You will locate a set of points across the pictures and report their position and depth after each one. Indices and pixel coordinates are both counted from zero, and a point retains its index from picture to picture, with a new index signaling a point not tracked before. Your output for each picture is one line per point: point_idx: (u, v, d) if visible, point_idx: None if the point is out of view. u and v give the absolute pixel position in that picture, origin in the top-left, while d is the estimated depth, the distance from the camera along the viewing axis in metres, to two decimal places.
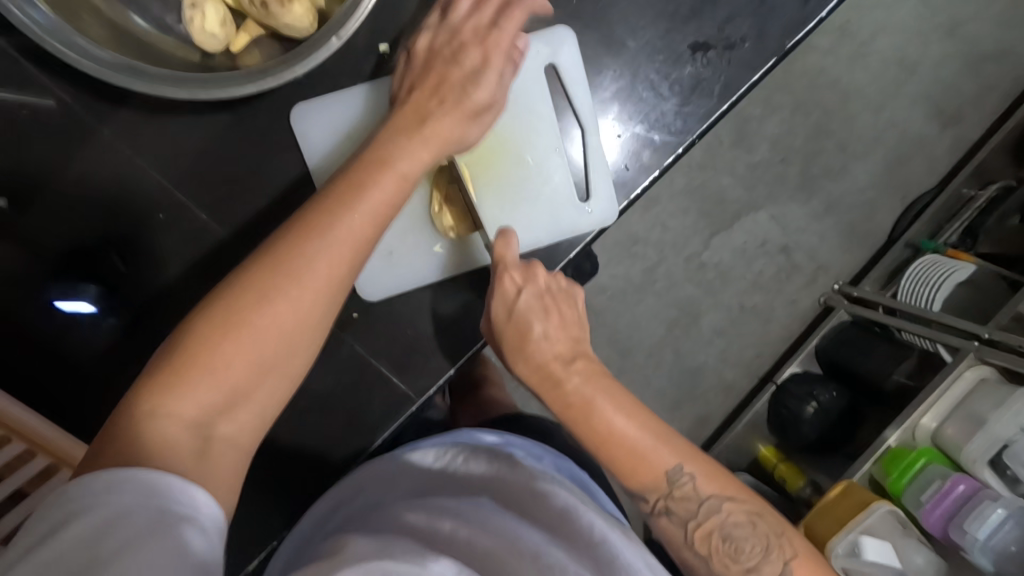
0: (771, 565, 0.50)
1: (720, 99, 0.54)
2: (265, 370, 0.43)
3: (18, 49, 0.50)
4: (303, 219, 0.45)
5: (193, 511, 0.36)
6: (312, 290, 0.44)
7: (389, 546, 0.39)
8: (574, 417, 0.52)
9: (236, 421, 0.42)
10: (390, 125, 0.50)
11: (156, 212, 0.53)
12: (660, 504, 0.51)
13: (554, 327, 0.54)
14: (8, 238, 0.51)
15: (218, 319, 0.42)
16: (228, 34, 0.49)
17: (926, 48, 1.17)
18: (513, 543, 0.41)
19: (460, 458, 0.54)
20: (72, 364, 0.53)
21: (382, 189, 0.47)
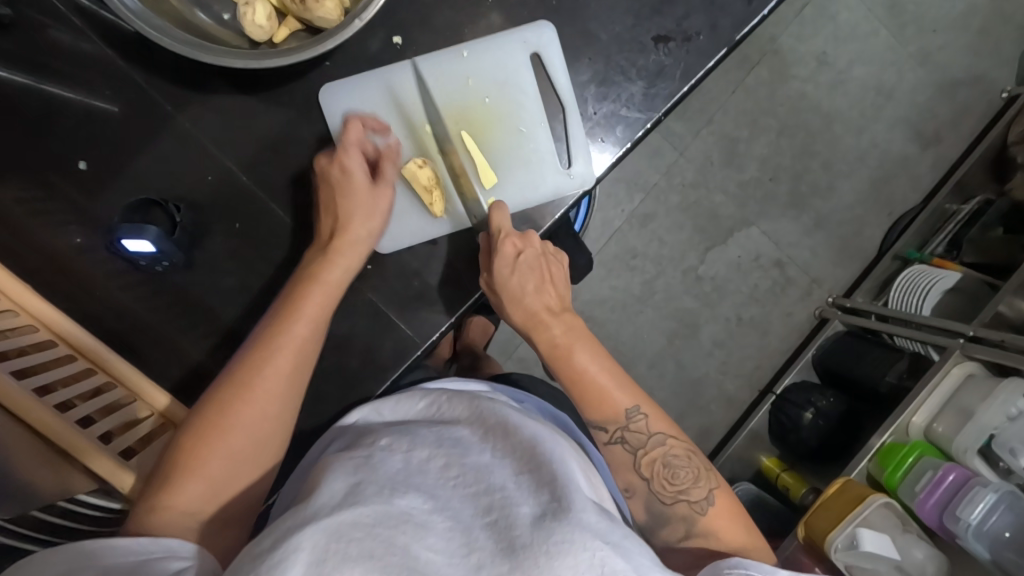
0: (698, 489, 0.55)
1: (681, 82, 0.61)
2: (242, 458, 0.52)
3: (99, 35, 0.58)
4: (257, 340, 0.54)
5: (169, 552, 0.45)
6: (270, 385, 0.53)
7: (362, 472, 0.43)
8: (557, 359, 0.58)
9: (222, 502, 0.51)
10: (308, 257, 0.58)
11: (207, 174, 0.60)
12: (616, 433, 0.57)
13: (545, 286, 0.60)
14: (83, 193, 0.59)
15: (194, 437, 0.50)
16: (273, 26, 0.55)
17: (901, 76, 1.25)
18: (483, 476, 0.45)
19: (443, 396, 0.57)
20: (125, 306, 0.59)
21: (318, 299, 0.56)
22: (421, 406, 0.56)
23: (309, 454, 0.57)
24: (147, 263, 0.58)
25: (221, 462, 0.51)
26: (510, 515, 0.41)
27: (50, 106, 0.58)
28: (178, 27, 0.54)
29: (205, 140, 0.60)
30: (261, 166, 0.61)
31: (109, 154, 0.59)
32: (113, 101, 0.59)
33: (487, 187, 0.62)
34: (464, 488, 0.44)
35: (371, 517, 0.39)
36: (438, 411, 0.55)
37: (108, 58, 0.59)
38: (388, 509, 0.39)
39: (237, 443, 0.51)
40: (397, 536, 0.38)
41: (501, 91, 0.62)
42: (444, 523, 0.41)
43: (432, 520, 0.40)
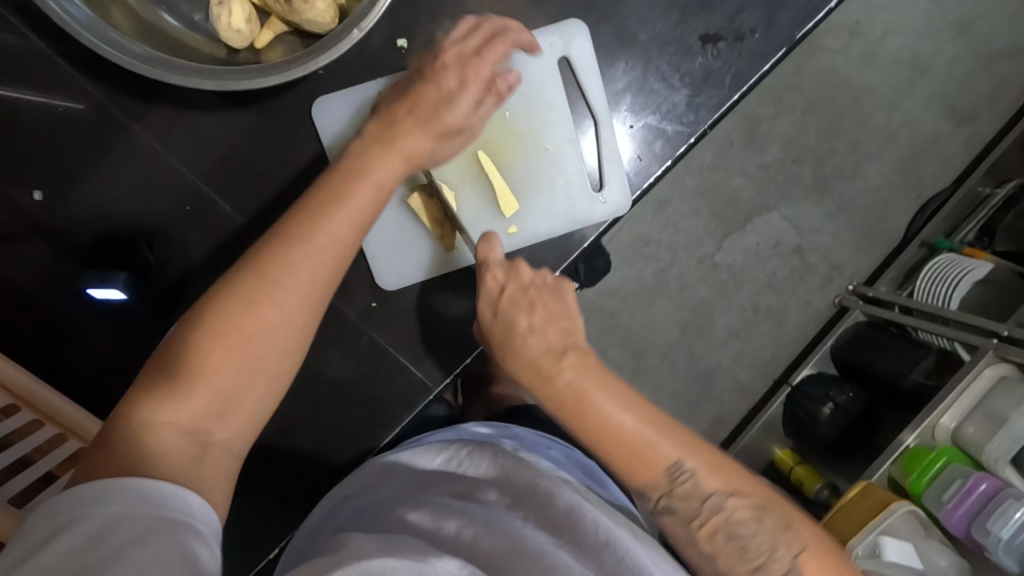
0: (777, 563, 0.47)
1: (731, 89, 0.54)
2: (259, 373, 0.45)
3: (56, 49, 0.51)
4: (287, 226, 0.47)
5: (188, 514, 0.38)
6: (299, 289, 0.46)
7: (395, 543, 0.40)
8: (570, 416, 0.50)
9: (231, 425, 0.44)
10: (365, 134, 0.51)
11: (184, 203, 0.54)
12: (661, 502, 0.48)
13: (546, 322, 0.52)
14: (40, 229, 0.53)
15: (202, 339, 0.43)
16: (253, 30, 0.48)
17: (938, 47, 1.16)
18: (520, 545, 0.41)
19: (463, 451, 0.52)
20: (100, 351, 0.54)
21: (362, 199, 0.48)
22: (439, 463, 0.51)
23: (309, 519, 0.52)
24: (115, 308, 0.54)
25: (235, 375, 0.44)
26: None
27: (5, 124, 0.52)
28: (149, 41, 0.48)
29: (184, 159, 0.54)
30: (249, 191, 0.54)
31: (70, 183, 0.53)
32: (68, 122, 0.52)
33: (507, 216, 0.56)
34: (498, 565, 0.39)
35: None
36: (458, 468, 0.51)
37: (68, 74, 0.52)
38: (422, 572, 0.36)
39: (256, 355, 0.44)
40: None
41: (525, 105, 0.55)
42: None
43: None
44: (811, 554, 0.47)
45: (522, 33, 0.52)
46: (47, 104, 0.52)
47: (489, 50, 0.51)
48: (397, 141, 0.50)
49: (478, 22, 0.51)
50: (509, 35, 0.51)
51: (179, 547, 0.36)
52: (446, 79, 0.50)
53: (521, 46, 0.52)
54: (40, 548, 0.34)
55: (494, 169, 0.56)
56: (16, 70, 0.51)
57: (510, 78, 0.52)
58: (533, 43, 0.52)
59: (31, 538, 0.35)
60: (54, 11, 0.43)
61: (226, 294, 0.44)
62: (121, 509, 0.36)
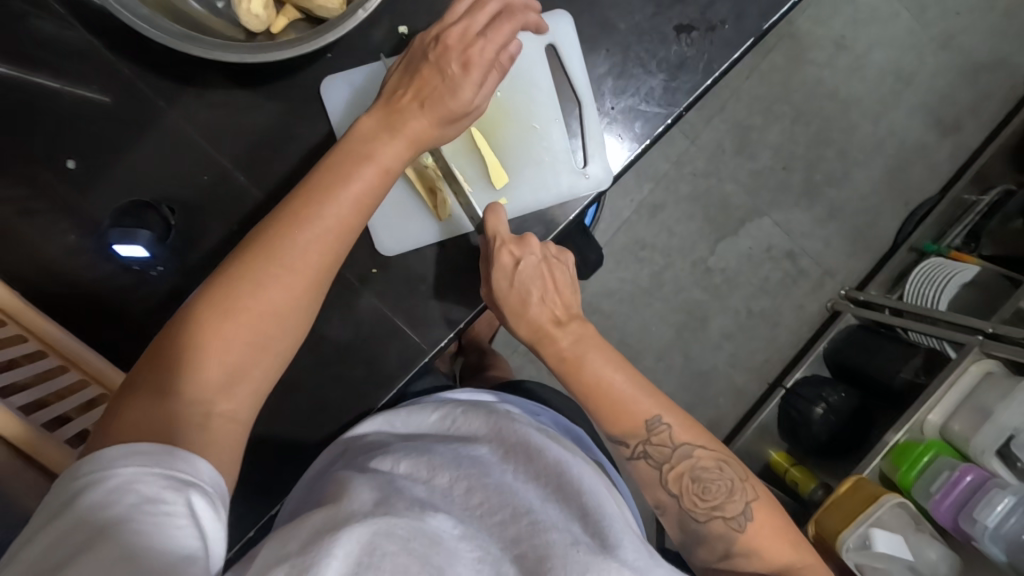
0: (734, 504, 0.53)
1: (704, 75, 0.58)
2: (260, 349, 0.48)
3: (89, 30, 0.56)
4: (290, 211, 0.50)
5: (195, 478, 0.41)
6: (300, 271, 0.49)
7: (391, 498, 0.42)
8: (568, 373, 0.56)
9: (236, 397, 0.47)
10: (372, 118, 0.53)
11: (202, 173, 0.58)
12: (639, 448, 0.55)
13: (551, 293, 0.57)
14: (67, 195, 0.56)
15: (212, 315, 0.46)
16: (270, 16, 0.52)
17: (921, 61, 1.21)
18: (508, 498, 0.44)
19: (457, 410, 0.57)
20: (116, 312, 0.57)
21: (365, 183, 0.51)
22: (433, 420, 0.58)
23: (311, 469, 0.56)
24: (139, 267, 0.56)
25: (239, 351, 0.47)
26: (542, 545, 0.41)
27: (35, 99, 0.56)
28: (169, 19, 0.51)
29: (199, 137, 0.58)
30: (258, 163, 0.58)
31: (98, 154, 0.57)
32: (98, 98, 0.56)
33: (497, 187, 0.59)
34: (490, 513, 0.43)
35: (405, 533, 0.38)
36: (453, 425, 0.56)
37: (94, 50, 0.56)
38: (419, 527, 0.39)
39: (263, 333, 0.48)
40: (432, 556, 0.37)
41: (514, 88, 0.59)
42: (472, 552, 0.40)
43: (459, 547, 0.40)
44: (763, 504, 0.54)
45: (529, 14, 0.54)
46: (74, 80, 0.56)
47: (494, 31, 0.53)
48: (401, 124, 0.53)
49: (482, 6, 0.53)
50: (513, 15, 0.53)
51: (188, 508, 0.38)
52: (449, 64, 0.52)
53: (525, 25, 0.55)
54: (63, 508, 0.37)
55: (485, 145, 0.59)
56: (46, 50, 0.56)
57: (511, 49, 0.54)
58: (537, 21, 0.54)
59: (57, 500, 0.37)
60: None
61: (230, 277, 0.47)
62: (134, 471, 0.38)
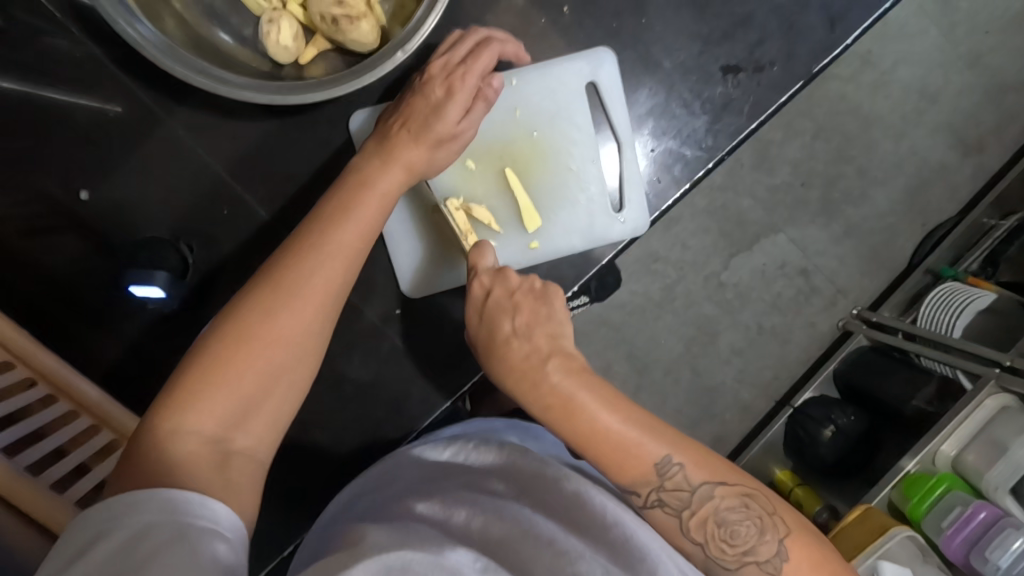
0: (766, 545, 0.48)
1: (749, 117, 0.56)
2: (278, 378, 0.45)
3: (106, 51, 0.54)
4: (300, 239, 0.48)
5: (216, 518, 0.38)
6: (316, 297, 0.47)
7: (407, 537, 0.40)
8: (559, 420, 0.50)
9: (252, 432, 0.44)
10: (364, 150, 0.53)
11: (221, 207, 0.56)
12: (652, 497, 0.49)
13: (531, 326, 0.53)
14: (81, 222, 0.54)
15: (225, 349, 0.44)
16: (299, 47, 0.51)
17: (948, 79, 1.19)
18: (530, 532, 0.43)
19: (471, 444, 0.54)
20: (129, 342, 0.56)
21: (369, 208, 0.50)
22: (445, 455, 0.54)
23: (329, 508, 0.55)
24: (154, 305, 0.55)
25: (257, 381, 0.45)
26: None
27: (46, 122, 0.53)
28: (196, 50, 0.50)
29: (220, 164, 0.56)
30: (283, 195, 0.57)
31: (110, 178, 0.55)
32: (113, 115, 0.54)
33: (530, 231, 0.57)
34: (510, 551, 0.42)
35: (419, 567, 0.37)
36: (464, 459, 0.53)
37: (113, 75, 0.54)
38: (438, 562, 0.37)
39: (277, 362, 0.45)
40: None
41: (551, 126, 0.58)
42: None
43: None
44: (799, 538, 0.48)
45: (507, 44, 0.53)
46: (96, 108, 0.54)
47: (474, 57, 0.52)
48: (393, 152, 0.52)
49: (462, 40, 0.53)
50: (493, 45, 0.53)
51: (210, 552, 0.36)
52: (434, 89, 0.52)
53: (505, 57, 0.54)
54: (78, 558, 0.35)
55: (519, 185, 0.57)
56: (63, 74, 0.53)
57: (494, 83, 0.54)
58: (517, 51, 0.53)
59: (65, 555, 0.35)
60: (122, 27, 0.45)
61: (242, 307, 0.46)
62: (154, 515, 0.36)
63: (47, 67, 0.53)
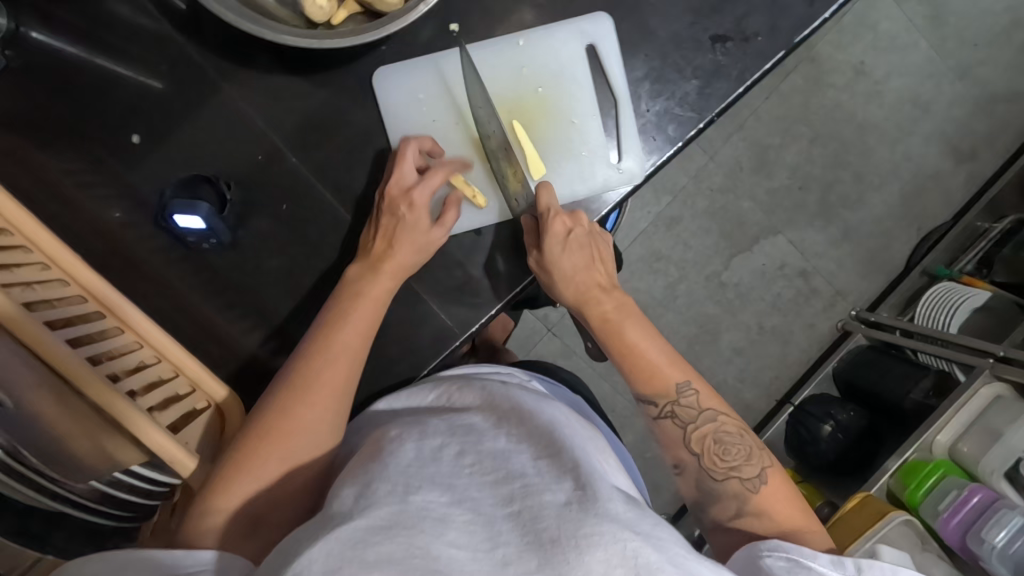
0: (749, 467, 0.54)
1: (736, 83, 0.60)
2: (297, 465, 0.52)
3: (169, 18, 0.59)
4: (312, 340, 0.54)
5: (197, 566, 0.45)
6: (325, 392, 0.52)
7: (372, 480, 0.44)
8: (609, 335, 0.58)
9: (280, 509, 0.51)
10: (356, 265, 0.57)
11: (256, 154, 0.60)
12: (666, 408, 0.56)
13: (595, 263, 0.59)
14: (132, 166, 0.59)
15: (248, 445, 0.50)
16: (333, 7, 0.55)
17: (939, 90, 1.24)
18: (501, 464, 0.46)
19: (454, 385, 0.59)
20: (159, 280, 0.59)
21: (365, 310, 0.55)
22: (431, 398, 0.58)
23: None
24: (195, 239, 0.58)
25: (279, 469, 0.51)
26: (534, 505, 0.42)
27: (104, 80, 0.59)
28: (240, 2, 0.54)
29: (256, 119, 0.60)
30: (311, 146, 0.61)
31: (161, 127, 0.60)
32: (170, 75, 0.60)
33: (535, 178, 0.62)
34: (481, 475, 0.45)
35: (385, 521, 0.40)
36: (449, 399, 0.57)
37: (171, 38, 0.59)
38: (404, 510, 0.41)
39: (294, 451, 0.51)
40: (415, 536, 0.39)
41: (555, 84, 0.62)
42: (463, 516, 0.42)
43: (451, 513, 0.42)
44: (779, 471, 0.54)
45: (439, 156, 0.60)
46: (153, 70, 0.60)
47: (428, 176, 0.58)
48: (384, 262, 0.56)
49: (402, 155, 0.58)
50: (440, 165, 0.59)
51: None
52: (397, 207, 0.57)
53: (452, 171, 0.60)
54: None
55: (525, 136, 0.62)
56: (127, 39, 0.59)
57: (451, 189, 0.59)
58: (459, 167, 0.60)
59: None
60: None
61: (264, 409, 0.51)
62: (139, 574, 0.44)
63: (105, 34, 0.59)
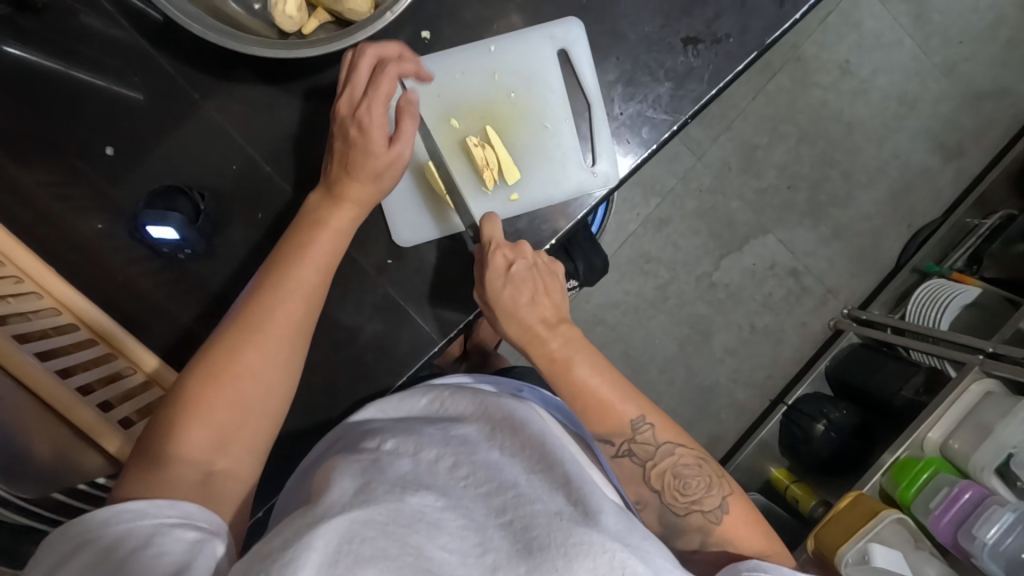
0: (711, 498, 0.53)
1: (709, 85, 0.61)
2: (250, 405, 0.49)
3: (142, 31, 0.59)
4: (266, 277, 0.52)
5: (186, 518, 0.42)
6: (279, 328, 0.51)
7: (370, 481, 0.43)
8: (556, 376, 0.55)
9: (232, 455, 0.48)
10: (312, 199, 0.56)
11: (230, 164, 0.61)
12: (624, 446, 0.54)
13: (540, 297, 0.57)
14: (105, 177, 0.60)
15: (198, 384, 0.48)
16: (303, 17, 0.56)
17: (925, 87, 1.24)
18: (494, 474, 0.46)
19: (446, 392, 0.59)
20: (138, 291, 0.60)
21: (323, 245, 0.54)
22: (424, 404, 0.58)
23: (311, 452, 0.57)
24: (169, 250, 0.58)
25: (230, 412, 0.48)
26: (526, 515, 0.42)
27: (78, 93, 0.59)
28: (209, 13, 0.54)
29: (230, 129, 0.61)
30: (286, 155, 0.61)
31: (135, 140, 0.60)
32: (145, 88, 0.60)
33: (510, 183, 0.62)
34: (476, 487, 0.45)
35: (382, 518, 0.39)
36: (441, 407, 0.58)
37: (144, 50, 0.60)
38: (400, 508, 0.40)
39: (246, 391, 0.49)
40: (410, 535, 0.39)
41: (528, 89, 0.63)
42: (456, 521, 0.42)
43: (444, 518, 0.41)
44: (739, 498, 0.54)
45: (402, 62, 0.56)
46: (124, 82, 0.60)
47: (374, 86, 0.54)
48: (339, 189, 0.55)
49: (356, 67, 0.55)
50: (389, 68, 0.55)
51: (183, 548, 0.39)
52: (348, 129, 0.54)
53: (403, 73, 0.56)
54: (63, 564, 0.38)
55: (498, 141, 0.62)
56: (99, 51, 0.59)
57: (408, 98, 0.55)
58: (412, 68, 0.55)
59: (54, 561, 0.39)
60: None
61: (214, 345, 0.49)
62: (126, 527, 0.40)
63: (85, 47, 0.59)
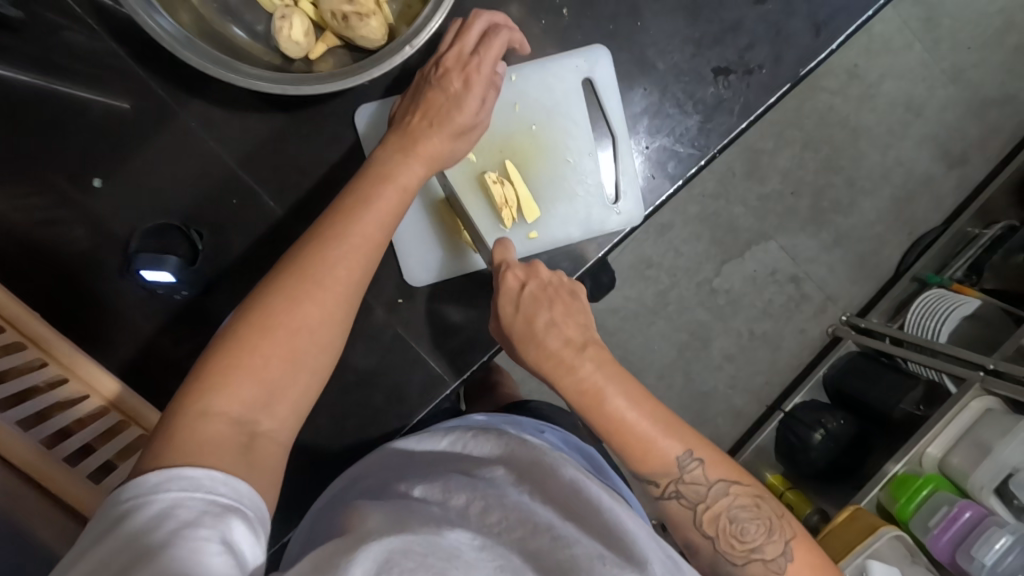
0: (772, 544, 0.51)
1: (739, 118, 0.58)
2: (300, 364, 0.44)
3: (132, 55, 0.56)
4: (321, 228, 0.48)
5: (237, 499, 0.38)
6: (337, 284, 0.46)
7: (405, 521, 0.41)
8: (588, 407, 0.53)
9: (277, 415, 0.43)
10: (387, 143, 0.52)
11: (230, 198, 0.58)
12: (670, 487, 0.53)
13: (563, 320, 0.54)
14: (91, 211, 0.56)
15: (249, 333, 0.43)
16: (310, 43, 0.53)
17: (932, 93, 1.22)
18: (529, 516, 0.43)
19: (468, 434, 0.58)
20: (133, 330, 0.57)
21: (389, 200, 0.49)
22: (444, 445, 0.57)
23: (319, 499, 0.57)
24: (164, 291, 0.56)
25: (280, 370, 0.43)
26: (565, 560, 0.40)
27: (62, 119, 0.55)
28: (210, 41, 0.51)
29: (230, 157, 0.57)
30: (292, 188, 0.58)
31: (122, 172, 0.56)
32: (134, 117, 0.56)
33: (530, 221, 0.59)
34: (510, 531, 0.42)
35: (419, 549, 0.37)
36: (465, 448, 0.56)
37: (133, 75, 0.56)
38: (434, 540, 0.38)
39: (299, 347, 0.44)
40: (449, 569, 0.36)
41: (551, 120, 0.60)
42: (494, 562, 0.39)
43: (480, 558, 0.39)
44: (802, 540, 0.52)
45: (514, 32, 0.54)
46: (110, 108, 0.56)
47: (483, 48, 0.52)
48: (413, 143, 0.52)
49: (467, 27, 0.53)
50: (501, 32, 0.53)
51: (227, 536, 0.35)
52: (448, 81, 0.52)
53: (511, 45, 0.55)
54: (104, 535, 0.34)
55: (518, 176, 0.59)
56: (84, 75, 0.55)
57: (499, 71, 0.54)
58: (523, 41, 0.54)
59: (98, 526, 0.35)
60: (142, 19, 0.45)
61: (266, 294, 0.45)
62: (176, 496, 0.36)
63: (69, 63, 0.55)
